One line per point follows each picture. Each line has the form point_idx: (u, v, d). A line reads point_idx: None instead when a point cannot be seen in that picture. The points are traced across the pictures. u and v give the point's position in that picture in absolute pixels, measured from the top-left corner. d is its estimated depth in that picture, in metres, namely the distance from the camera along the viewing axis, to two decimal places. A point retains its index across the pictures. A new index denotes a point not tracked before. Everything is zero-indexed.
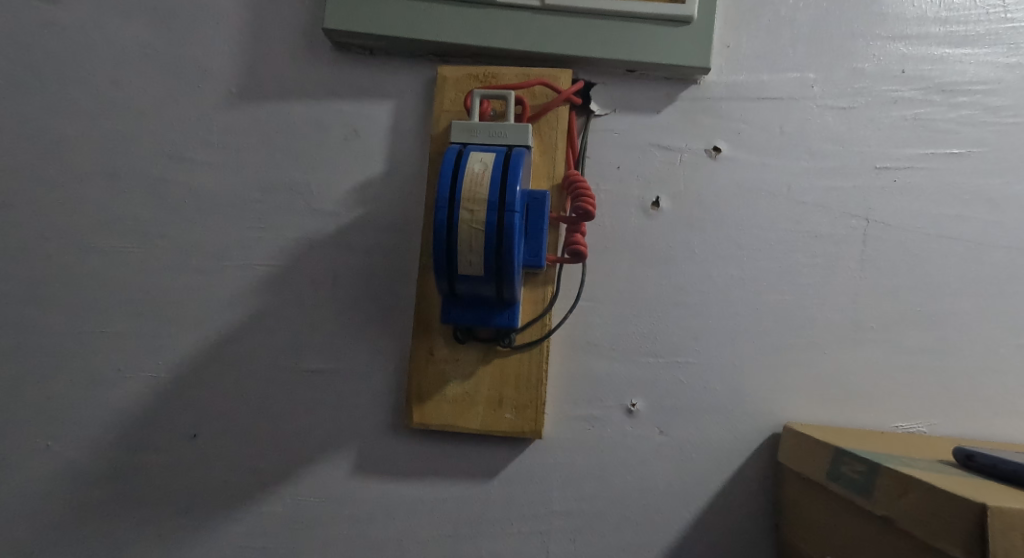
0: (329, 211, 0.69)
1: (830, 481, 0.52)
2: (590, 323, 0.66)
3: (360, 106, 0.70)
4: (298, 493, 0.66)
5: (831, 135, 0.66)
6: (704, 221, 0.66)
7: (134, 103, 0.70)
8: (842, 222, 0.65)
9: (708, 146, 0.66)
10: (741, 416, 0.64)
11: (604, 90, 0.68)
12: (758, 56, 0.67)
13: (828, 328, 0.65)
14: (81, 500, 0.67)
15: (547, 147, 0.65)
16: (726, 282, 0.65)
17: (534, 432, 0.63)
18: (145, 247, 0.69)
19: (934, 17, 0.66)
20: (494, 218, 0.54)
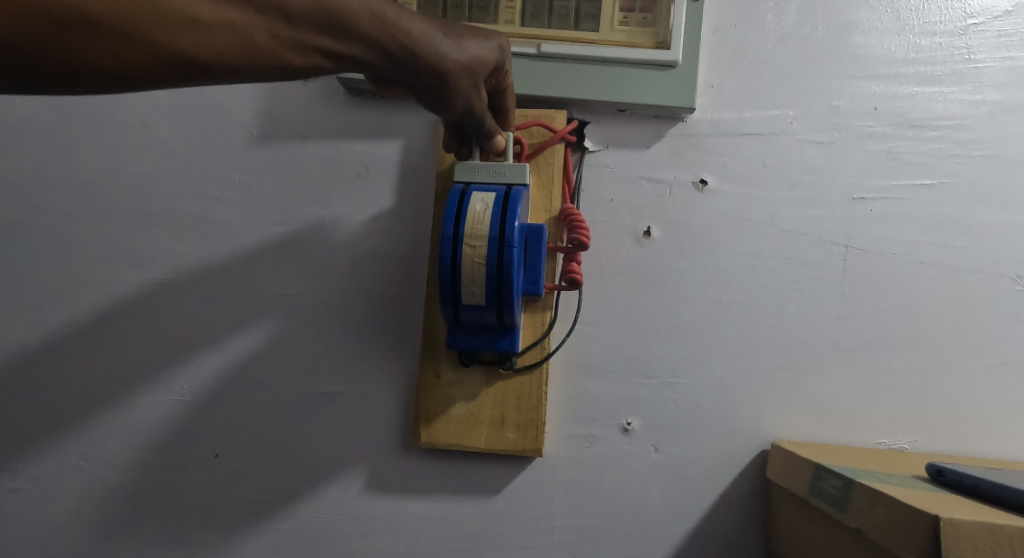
0: (343, 243, 0.74)
1: (813, 496, 0.54)
2: (586, 346, 0.70)
3: (372, 146, 0.75)
4: (315, 509, 0.70)
5: (809, 167, 0.70)
6: (693, 249, 0.70)
7: (165, 147, 0.77)
8: (822, 249, 0.69)
9: (696, 178, 0.71)
10: (731, 433, 0.68)
11: (597, 129, 0.73)
12: (740, 95, 0.72)
13: (811, 349, 0.68)
14: (115, 515, 0.71)
15: (544, 182, 0.70)
16: (714, 306, 0.69)
17: (535, 450, 0.67)
18: (173, 278, 0.75)
19: (903, 57, 0.71)
20: (494, 253, 0.59)
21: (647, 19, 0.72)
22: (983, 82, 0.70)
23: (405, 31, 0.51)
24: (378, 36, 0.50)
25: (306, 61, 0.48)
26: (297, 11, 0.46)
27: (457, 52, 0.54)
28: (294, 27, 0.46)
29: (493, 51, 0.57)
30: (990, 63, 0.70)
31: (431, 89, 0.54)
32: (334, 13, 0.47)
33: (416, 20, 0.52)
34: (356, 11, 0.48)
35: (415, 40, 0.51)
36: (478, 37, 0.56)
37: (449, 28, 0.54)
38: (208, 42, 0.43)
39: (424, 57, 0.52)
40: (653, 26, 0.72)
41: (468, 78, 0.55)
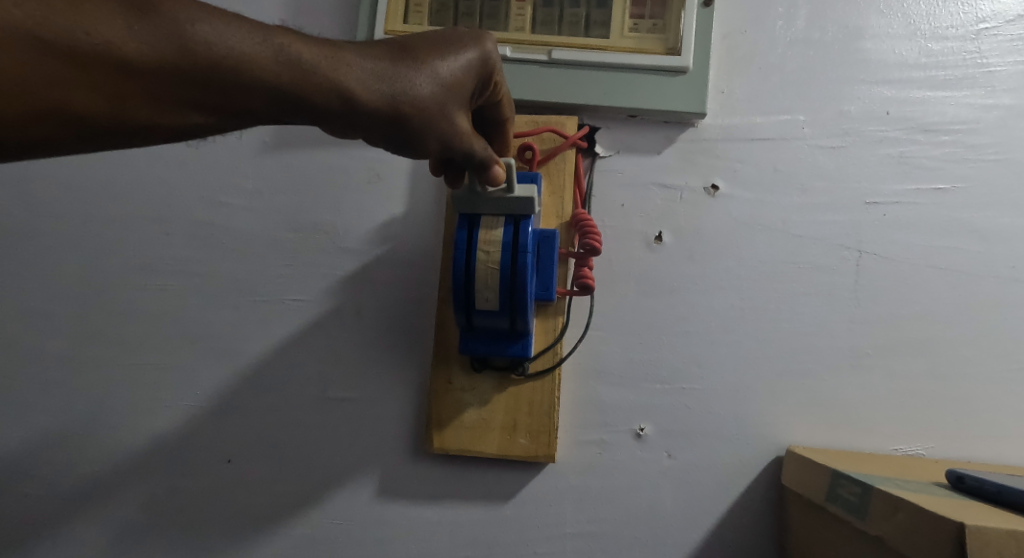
0: (355, 249, 0.74)
1: (830, 502, 0.54)
2: (598, 352, 0.70)
3: (383, 153, 0.76)
4: (326, 515, 0.70)
5: (821, 172, 0.70)
6: (705, 254, 0.70)
7: (177, 154, 0.77)
8: (836, 254, 0.69)
9: (707, 184, 0.71)
10: (744, 438, 0.67)
11: (608, 135, 0.73)
12: (750, 101, 0.72)
13: (825, 354, 0.68)
14: (130, 521, 0.71)
15: (556, 188, 0.70)
16: (726, 311, 0.69)
17: (548, 456, 0.66)
18: (187, 283, 0.75)
19: (915, 62, 0.71)
20: (508, 258, 0.60)
21: (658, 25, 0.72)
22: (996, 86, 0.70)
23: (339, 76, 0.47)
24: (311, 89, 0.46)
25: (186, 115, 0.45)
26: (157, 61, 0.42)
27: (404, 89, 0.49)
28: (155, 78, 0.42)
29: (450, 73, 0.52)
30: (1003, 67, 0.70)
31: (390, 132, 0.50)
32: (237, 65, 0.44)
33: (349, 61, 0.48)
34: (273, 62, 0.45)
35: (353, 86, 0.48)
36: (429, 63, 0.51)
37: (391, 62, 0.50)
38: (46, 116, 0.40)
39: (368, 102, 0.48)
40: (663, 32, 0.72)
41: (430, 112, 0.50)
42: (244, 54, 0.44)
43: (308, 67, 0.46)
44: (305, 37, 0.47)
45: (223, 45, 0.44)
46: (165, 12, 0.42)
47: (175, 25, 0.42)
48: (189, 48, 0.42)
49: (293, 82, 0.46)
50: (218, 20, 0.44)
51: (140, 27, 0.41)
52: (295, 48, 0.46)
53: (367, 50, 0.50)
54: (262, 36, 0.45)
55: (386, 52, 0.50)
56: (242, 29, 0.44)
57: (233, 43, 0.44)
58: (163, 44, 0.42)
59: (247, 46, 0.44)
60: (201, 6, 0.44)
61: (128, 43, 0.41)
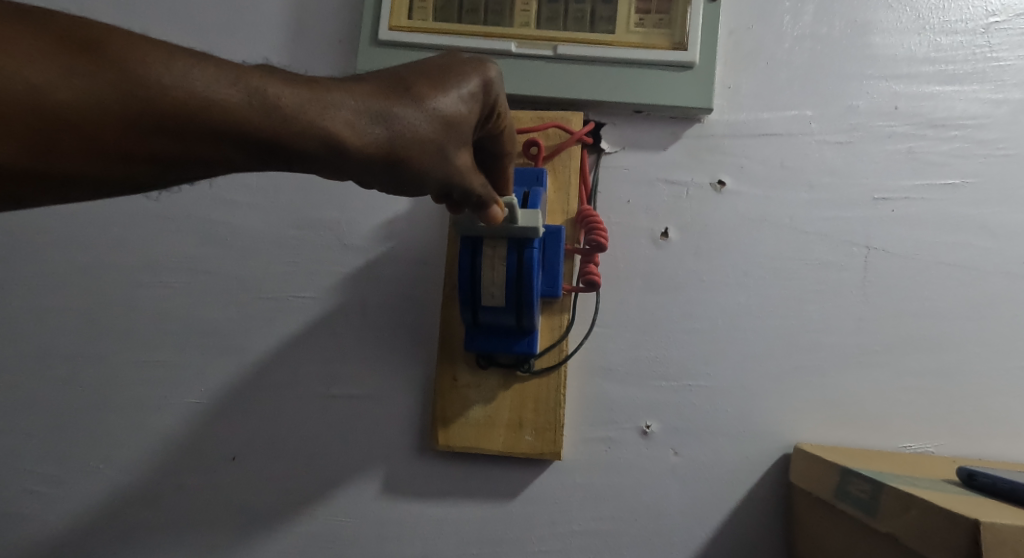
0: (359, 246, 0.74)
1: (839, 500, 0.54)
2: (604, 349, 0.69)
3: None
4: (331, 513, 0.70)
5: (829, 168, 0.70)
6: (712, 251, 0.70)
7: None
8: (844, 250, 0.68)
9: (713, 179, 0.71)
10: (751, 435, 0.67)
11: (614, 131, 0.73)
12: (757, 97, 0.71)
13: (833, 351, 0.67)
14: (136, 518, 0.71)
15: (562, 184, 0.70)
16: (733, 307, 0.69)
17: (553, 453, 0.66)
18: (192, 280, 0.75)
19: (924, 57, 0.70)
20: (515, 253, 0.59)
21: (663, 20, 0.72)
22: (1005, 80, 0.70)
23: (324, 119, 0.41)
24: (291, 135, 0.41)
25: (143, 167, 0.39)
26: (103, 110, 0.36)
27: (398, 129, 0.44)
28: (103, 131, 0.36)
29: (449, 109, 0.46)
30: (1013, 62, 0.70)
31: (380, 174, 0.45)
32: (199, 109, 0.38)
33: (334, 101, 0.42)
34: (246, 106, 0.39)
35: (340, 129, 0.42)
36: (424, 98, 0.46)
37: (381, 99, 0.44)
38: None
39: (357, 147, 0.43)
40: (669, 27, 0.71)
41: (424, 150, 0.45)
42: (210, 98, 0.38)
43: (288, 111, 0.40)
44: (281, 75, 0.42)
45: (186, 89, 0.37)
46: (111, 53, 0.36)
47: (125, 69, 0.36)
48: (140, 90, 0.36)
49: (270, 128, 0.40)
50: (178, 59, 0.38)
51: (81, 72, 0.35)
52: (271, 89, 0.40)
53: (353, 87, 0.44)
54: (231, 77, 0.39)
55: (375, 87, 0.45)
56: (207, 68, 0.38)
57: (199, 86, 0.38)
58: (110, 93, 0.36)
59: (214, 88, 0.38)
60: (156, 45, 0.38)
61: (63, 92, 0.35)
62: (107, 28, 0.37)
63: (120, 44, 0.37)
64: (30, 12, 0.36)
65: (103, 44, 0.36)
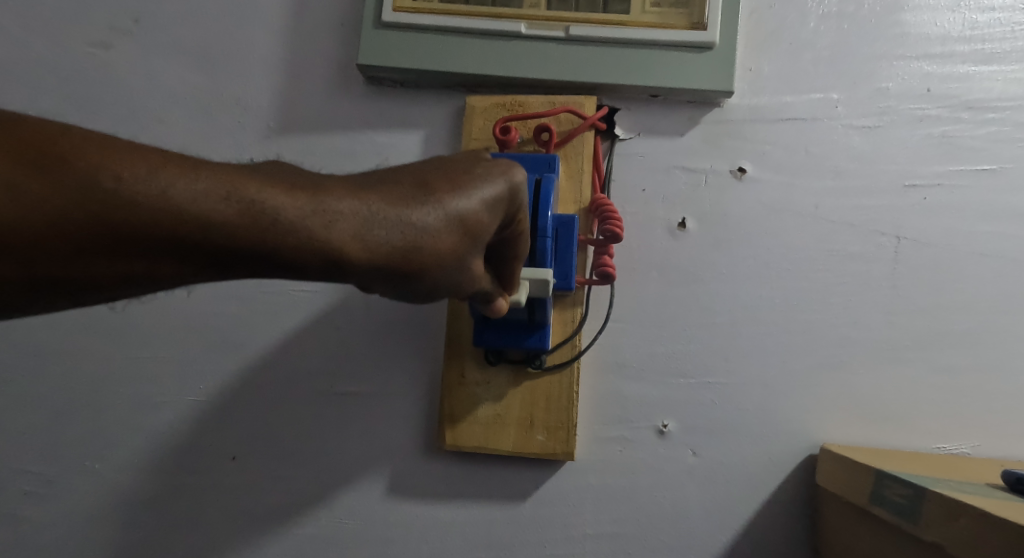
0: None
1: (874, 505, 0.50)
2: (618, 345, 0.66)
3: (392, 137, 0.73)
4: (335, 515, 0.67)
5: (857, 154, 0.66)
6: (732, 241, 0.67)
7: (179, 140, 0.74)
8: (872, 240, 0.65)
9: (734, 166, 0.67)
10: (775, 435, 0.64)
11: (628, 116, 0.70)
12: (781, 80, 0.68)
13: (861, 346, 0.64)
14: (134, 520, 0.69)
15: (574, 171, 0.67)
16: (754, 301, 0.66)
17: (566, 452, 0.63)
18: None
19: (958, 35, 0.67)
20: (526, 243, 0.57)
21: None
22: None
23: (320, 228, 0.37)
24: (283, 247, 0.36)
25: (106, 276, 0.36)
26: (62, 221, 0.33)
27: (405, 234, 0.39)
28: (60, 242, 0.34)
29: (462, 210, 0.42)
30: None
31: (382, 280, 0.40)
32: (181, 219, 0.35)
33: (334, 205, 0.38)
34: (230, 218, 0.35)
35: (336, 237, 0.37)
36: (434, 198, 0.41)
37: (388, 200, 0.40)
38: None
39: (354, 255, 0.38)
40: (687, 6, 0.68)
41: (431, 255, 0.40)
42: (189, 209, 0.35)
43: (277, 218, 0.36)
44: (279, 180, 0.38)
45: (162, 201, 0.34)
46: (82, 164, 0.34)
47: (96, 180, 0.34)
48: (112, 202, 0.34)
49: (257, 236, 0.36)
50: (160, 169, 0.35)
51: (43, 183, 0.33)
52: (263, 196, 0.36)
53: (357, 188, 0.40)
54: (219, 187, 0.36)
55: (382, 188, 0.40)
56: (192, 178, 0.35)
57: (178, 197, 0.35)
58: (75, 206, 0.33)
59: (195, 197, 0.35)
60: (137, 156, 0.35)
61: (19, 198, 0.33)
62: (86, 137, 0.35)
63: (94, 155, 0.34)
64: (8, 125, 0.35)
65: (74, 155, 0.34)
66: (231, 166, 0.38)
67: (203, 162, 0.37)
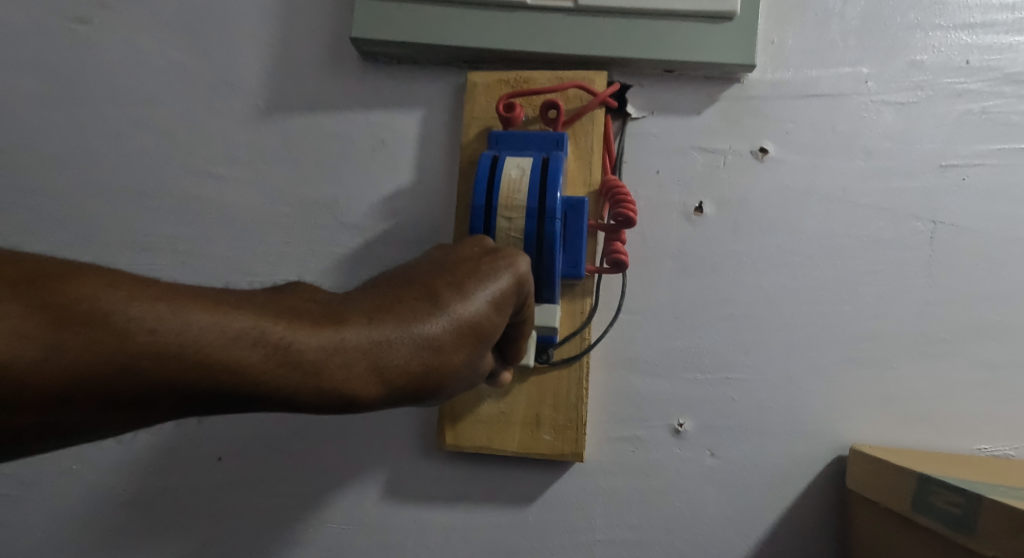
0: (358, 225, 0.67)
1: (918, 513, 0.46)
2: (630, 338, 0.62)
3: (389, 117, 0.68)
4: (327, 519, 0.63)
5: (889, 133, 0.61)
6: (754, 227, 0.62)
7: (162, 121, 0.70)
8: (906, 225, 0.60)
9: (755, 147, 0.63)
10: (799, 435, 0.59)
11: (641, 93, 0.65)
12: (807, 53, 0.63)
13: (893, 339, 0.59)
14: (113, 525, 0.65)
15: (583, 152, 0.62)
16: (778, 291, 0.61)
17: (575, 453, 0.59)
18: (176, 264, 0.68)
19: (1000, 4, 0.62)
20: (534, 226, 0.52)
21: None
22: None
23: (339, 361, 0.39)
24: (305, 382, 0.39)
25: (123, 416, 0.37)
26: (87, 368, 0.35)
27: (423, 355, 0.41)
28: (96, 386, 0.36)
29: (469, 315, 0.43)
30: None
31: (400, 397, 0.42)
32: (216, 366, 0.37)
33: (349, 334, 0.40)
34: (260, 362, 0.38)
35: (358, 370, 0.40)
36: (443, 308, 0.43)
37: (398, 319, 0.41)
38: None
39: (374, 384, 0.40)
40: None
41: (446, 368, 0.42)
42: (223, 356, 0.37)
43: (304, 358, 0.38)
44: (295, 310, 0.40)
45: (187, 342, 0.37)
46: (124, 316, 0.36)
47: (115, 326, 0.36)
48: (151, 353, 0.36)
49: (286, 377, 0.38)
50: (178, 310, 0.37)
51: (76, 329, 0.35)
52: (282, 332, 0.38)
53: (370, 310, 0.41)
54: (239, 324, 0.38)
55: (394, 304, 0.42)
56: (209, 315, 0.37)
57: (202, 338, 0.37)
58: (94, 351, 0.35)
59: (228, 344, 0.37)
60: (168, 297, 0.37)
61: (66, 350, 0.35)
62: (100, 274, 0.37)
63: (106, 296, 0.36)
64: (51, 274, 0.36)
65: (88, 299, 0.36)
66: (259, 303, 0.40)
67: (221, 297, 0.39)
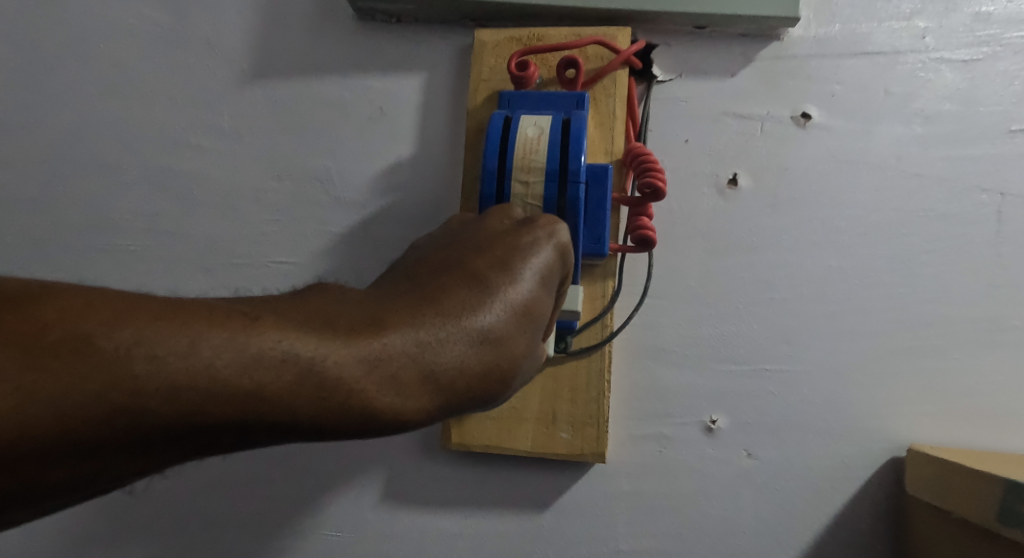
0: (353, 201, 0.61)
1: (1004, 526, 0.41)
2: (656, 325, 0.55)
3: (387, 81, 0.62)
4: (319, 526, 0.56)
5: (950, 94, 0.55)
6: (796, 202, 0.55)
7: (137, 87, 0.63)
8: (969, 198, 0.54)
9: (797, 112, 0.56)
10: (849, 434, 0.53)
11: (667, 53, 0.58)
12: (857, 5, 0.56)
13: (955, 326, 0.53)
14: (79, 534, 0.57)
15: (605, 118, 0.56)
16: (823, 272, 0.55)
17: (595, 453, 0.52)
18: (152, 245, 0.62)
19: None
20: (553, 191, 0.46)
21: None
22: None
23: (386, 371, 0.32)
24: (350, 404, 0.32)
25: (154, 460, 0.31)
26: (92, 414, 0.29)
27: (480, 353, 0.34)
28: (116, 429, 0.30)
29: (525, 297, 0.36)
30: None
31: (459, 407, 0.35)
32: (245, 393, 0.30)
33: (394, 340, 0.33)
34: (294, 383, 0.31)
35: (408, 379, 0.33)
36: (493, 293, 0.36)
37: (447, 315, 0.34)
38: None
39: (429, 394, 0.33)
40: None
41: (507, 366, 0.36)
42: (250, 380, 0.31)
43: (343, 372, 0.32)
44: (321, 317, 0.33)
45: (202, 370, 0.30)
46: (127, 344, 0.30)
47: (110, 362, 0.29)
48: (169, 385, 0.30)
49: (326, 397, 0.31)
50: (184, 330, 0.30)
51: (77, 366, 0.29)
52: (309, 343, 0.32)
53: (411, 306, 0.34)
54: (259, 342, 0.31)
55: (438, 297, 0.35)
56: (224, 333, 0.31)
57: (215, 365, 0.30)
58: (85, 394, 0.29)
59: (253, 365, 0.31)
60: (176, 317, 0.31)
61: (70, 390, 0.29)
62: (81, 297, 0.31)
63: (85, 319, 0.30)
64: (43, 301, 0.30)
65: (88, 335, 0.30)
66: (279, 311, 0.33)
67: (234, 310, 0.33)
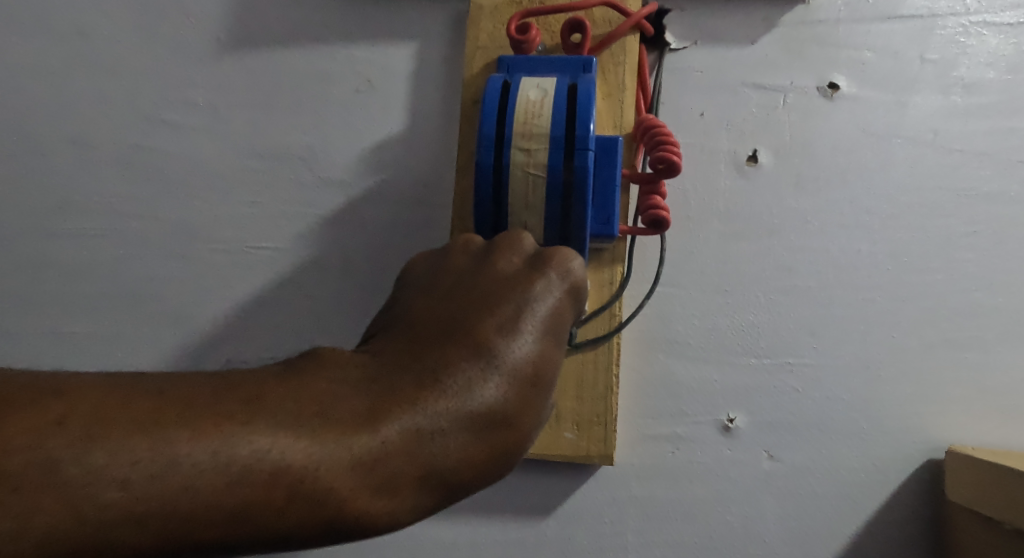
0: (338, 181, 0.56)
1: None
2: (668, 314, 0.50)
3: (375, 51, 0.57)
4: None
5: (991, 61, 0.50)
6: (823, 180, 0.50)
7: (102, 57, 0.58)
8: (1013, 176, 0.49)
9: (824, 82, 0.51)
10: (881, 433, 0.48)
11: (681, 18, 0.53)
12: None
13: (997, 315, 0.48)
14: None
15: (613, 88, 0.50)
16: (853, 257, 0.50)
17: (602, 456, 0.48)
18: (118, 229, 0.57)
19: None
20: (559, 158, 0.41)
21: None
22: None
23: (384, 468, 0.29)
24: (348, 510, 0.28)
25: None
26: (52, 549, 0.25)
27: (490, 437, 0.30)
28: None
29: (536, 359, 0.32)
30: None
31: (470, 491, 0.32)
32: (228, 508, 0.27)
33: (390, 433, 0.29)
34: (283, 494, 0.27)
35: (410, 476, 0.29)
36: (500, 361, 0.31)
37: (448, 395, 0.30)
38: None
39: (436, 489, 0.30)
40: None
41: (521, 443, 0.32)
42: (233, 494, 0.27)
43: (338, 475, 0.28)
44: (303, 407, 0.29)
45: (177, 489, 0.26)
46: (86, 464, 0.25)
47: (58, 491, 0.25)
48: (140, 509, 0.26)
49: (322, 506, 0.28)
50: (144, 442, 0.26)
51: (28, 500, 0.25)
52: (294, 446, 0.28)
53: (408, 386, 0.30)
54: (233, 451, 0.27)
55: (436, 373, 0.31)
56: (198, 442, 0.27)
57: (189, 482, 0.26)
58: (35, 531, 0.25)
59: (233, 479, 0.27)
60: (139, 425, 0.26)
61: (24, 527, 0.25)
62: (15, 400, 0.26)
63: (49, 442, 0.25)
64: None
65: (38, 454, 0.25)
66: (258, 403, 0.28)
67: (207, 400, 0.28)
